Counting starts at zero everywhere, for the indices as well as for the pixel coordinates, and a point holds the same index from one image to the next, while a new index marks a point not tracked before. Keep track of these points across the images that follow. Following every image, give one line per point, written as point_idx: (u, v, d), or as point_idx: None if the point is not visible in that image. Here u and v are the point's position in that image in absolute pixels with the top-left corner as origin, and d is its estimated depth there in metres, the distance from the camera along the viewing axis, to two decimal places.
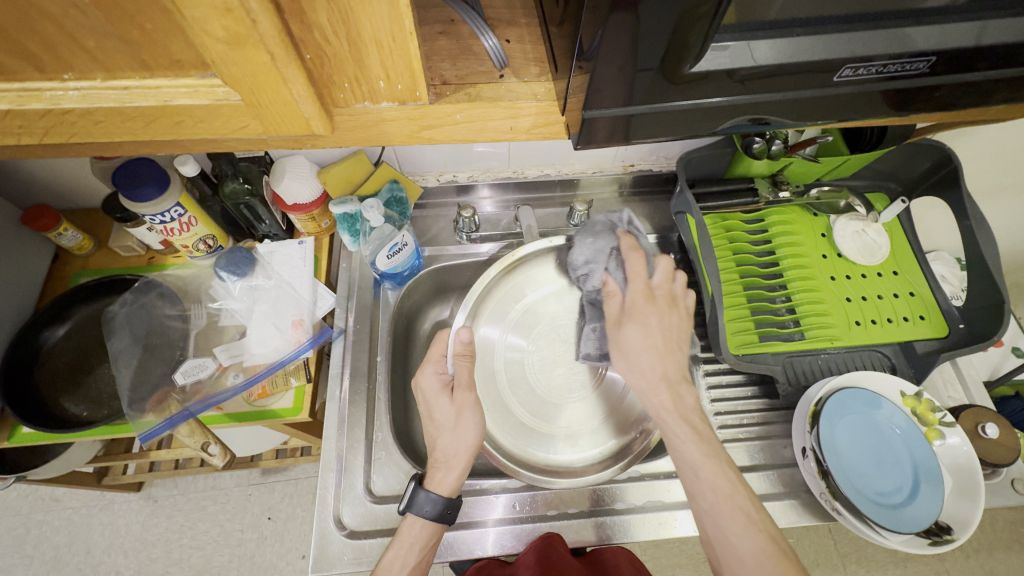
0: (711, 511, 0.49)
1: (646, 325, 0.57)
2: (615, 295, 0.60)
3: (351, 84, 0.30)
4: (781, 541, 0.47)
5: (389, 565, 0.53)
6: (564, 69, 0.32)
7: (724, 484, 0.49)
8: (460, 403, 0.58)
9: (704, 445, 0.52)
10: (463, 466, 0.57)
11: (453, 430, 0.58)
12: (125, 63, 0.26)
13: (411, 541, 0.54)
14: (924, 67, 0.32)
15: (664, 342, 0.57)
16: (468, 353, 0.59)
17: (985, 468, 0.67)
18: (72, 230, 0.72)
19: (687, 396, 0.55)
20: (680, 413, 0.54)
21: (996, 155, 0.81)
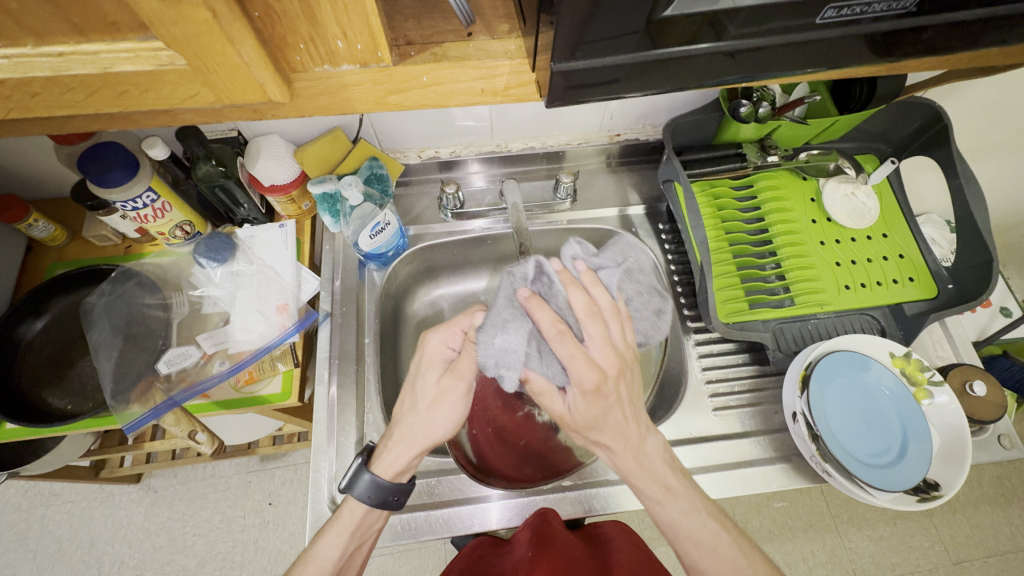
0: (696, 564, 0.49)
1: (602, 406, 0.46)
2: (547, 392, 0.49)
3: (307, 46, 0.28)
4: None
5: (326, 551, 0.52)
6: (532, 22, 0.30)
7: (705, 535, 0.49)
8: (443, 388, 0.54)
9: (680, 502, 0.50)
10: (416, 451, 0.54)
11: (428, 411, 0.54)
12: (55, 27, 0.24)
13: (347, 527, 0.53)
14: (910, 5, 0.30)
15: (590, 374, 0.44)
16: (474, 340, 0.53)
17: (972, 425, 0.68)
18: (43, 221, 0.69)
19: (651, 448, 0.50)
20: (648, 469, 0.49)
21: (986, 112, 0.80)
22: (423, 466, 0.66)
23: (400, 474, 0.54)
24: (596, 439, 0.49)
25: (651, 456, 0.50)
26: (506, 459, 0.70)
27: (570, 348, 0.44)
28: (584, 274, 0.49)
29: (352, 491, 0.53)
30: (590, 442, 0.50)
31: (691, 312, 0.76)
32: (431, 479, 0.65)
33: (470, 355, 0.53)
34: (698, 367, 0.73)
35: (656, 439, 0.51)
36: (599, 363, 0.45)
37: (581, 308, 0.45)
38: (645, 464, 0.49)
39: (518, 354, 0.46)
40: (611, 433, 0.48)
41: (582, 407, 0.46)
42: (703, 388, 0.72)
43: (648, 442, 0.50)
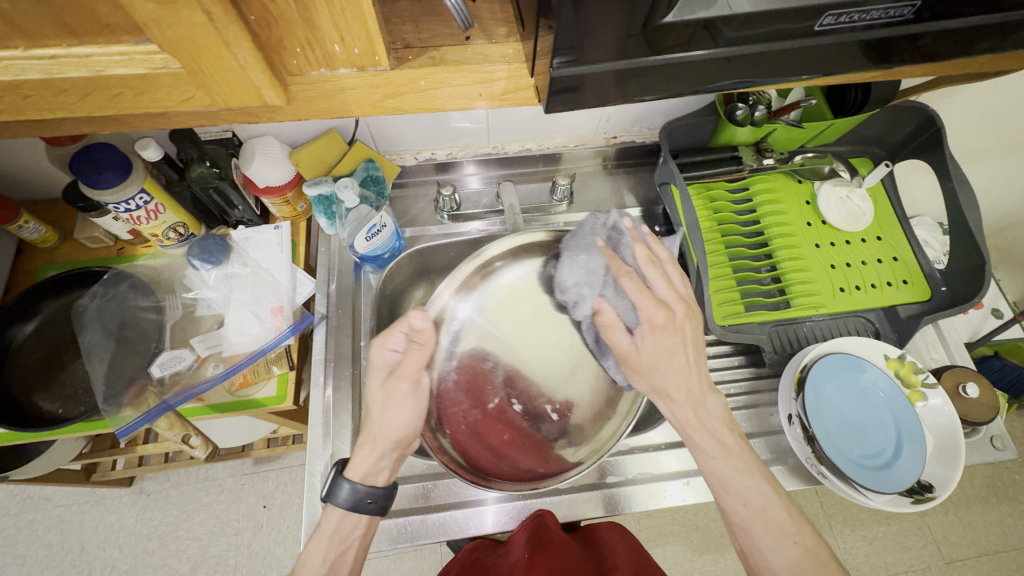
0: (744, 526, 0.48)
1: (668, 346, 0.48)
2: (614, 326, 0.50)
3: (304, 50, 0.28)
4: (826, 559, 0.46)
5: (310, 558, 0.52)
6: (530, 27, 0.30)
7: (757, 499, 0.48)
8: (389, 391, 0.52)
9: (733, 461, 0.49)
10: (382, 453, 0.53)
11: (382, 415, 0.53)
12: (48, 29, 0.24)
13: (332, 533, 0.52)
14: (907, 12, 0.31)
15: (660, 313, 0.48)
16: (419, 341, 0.51)
17: (965, 426, 0.69)
18: (34, 222, 0.68)
19: (713, 405, 0.50)
20: (707, 430, 0.49)
21: (978, 116, 0.81)
22: (419, 469, 0.66)
23: (371, 475, 0.53)
24: (657, 386, 0.50)
25: (712, 413, 0.50)
26: (498, 455, 0.61)
27: (636, 284, 0.48)
28: (649, 237, 0.55)
29: (336, 500, 0.52)
30: (652, 392, 0.51)
31: None
32: (427, 482, 0.65)
33: (414, 359, 0.52)
34: None
35: (719, 399, 0.50)
36: (665, 302, 0.49)
37: (643, 256, 0.50)
38: (705, 419, 0.49)
39: (596, 280, 0.53)
40: (675, 380, 0.49)
41: (647, 344, 0.48)
42: None
43: (710, 399, 0.50)
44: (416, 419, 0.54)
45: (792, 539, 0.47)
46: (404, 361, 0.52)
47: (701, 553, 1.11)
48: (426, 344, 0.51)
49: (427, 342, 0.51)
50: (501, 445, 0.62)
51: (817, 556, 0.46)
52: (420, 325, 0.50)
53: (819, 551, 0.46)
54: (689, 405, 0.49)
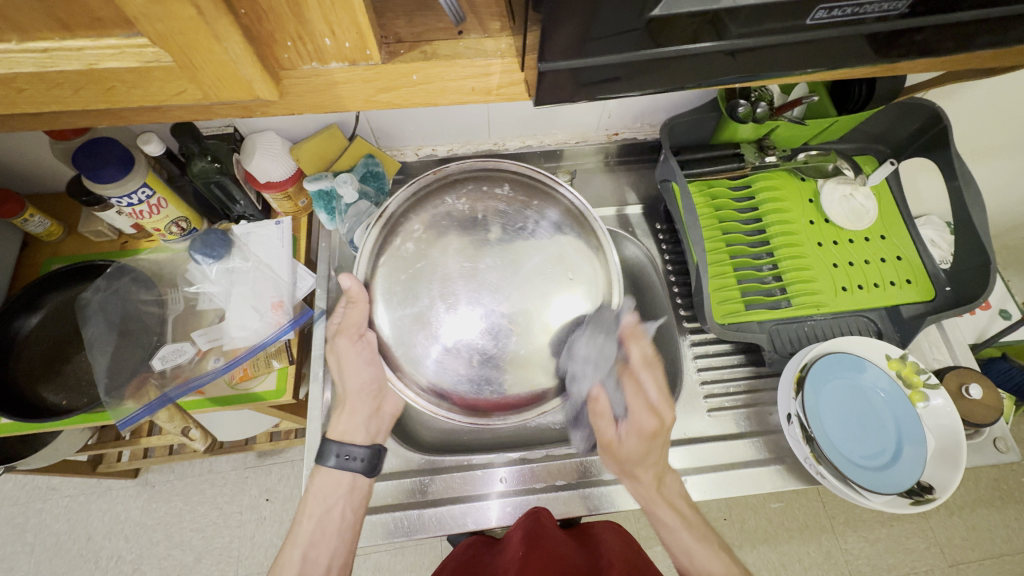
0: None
1: (646, 444, 0.54)
2: (605, 415, 0.55)
3: (295, 43, 0.28)
4: None
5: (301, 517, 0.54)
6: (522, 21, 0.30)
7: (720, 569, 0.51)
8: (338, 347, 0.56)
9: (695, 531, 0.53)
10: (354, 408, 0.58)
11: (344, 374, 0.57)
12: (40, 22, 0.24)
13: (322, 492, 0.54)
14: (902, 7, 0.30)
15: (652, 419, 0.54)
16: (355, 300, 0.53)
17: (968, 428, 0.68)
18: (39, 216, 0.69)
19: (672, 484, 0.56)
20: (668, 502, 0.54)
21: (986, 114, 0.79)
22: (416, 463, 0.66)
23: (347, 432, 0.57)
24: (628, 470, 0.55)
25: (671, 492, 0.55)
26: (479, 386, 0.53)
27: (633, 388, 0.55)
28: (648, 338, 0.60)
29: (324, 461, 0.55)
30: (620, 473, 0.56)
31: (688, 314, 0.76)
32: (426, 476, 0.65)
33: (353, 316, 0.54)
34: (694, 368, 0.73)
35: (678, 479, 0.56)
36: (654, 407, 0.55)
37: (637, 360, 0.56)
38: (666, 494, 0.55)
39: (598, 365, 0.54)
40: (644, 468, 0.54)
41: (627, 441, 0.54)
42: (698, 388, 0.71)
43: (670, 478, 0.56)
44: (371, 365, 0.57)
45: None
46: (344, 319, 0.54)
47: None
48: (359, 301, 0.53)
49: (359, 300, 0.53)
50: (476, 376, 0.53)
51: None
52: (349, 285, 0.52)
53: None
54: (651, 488, 0.55)
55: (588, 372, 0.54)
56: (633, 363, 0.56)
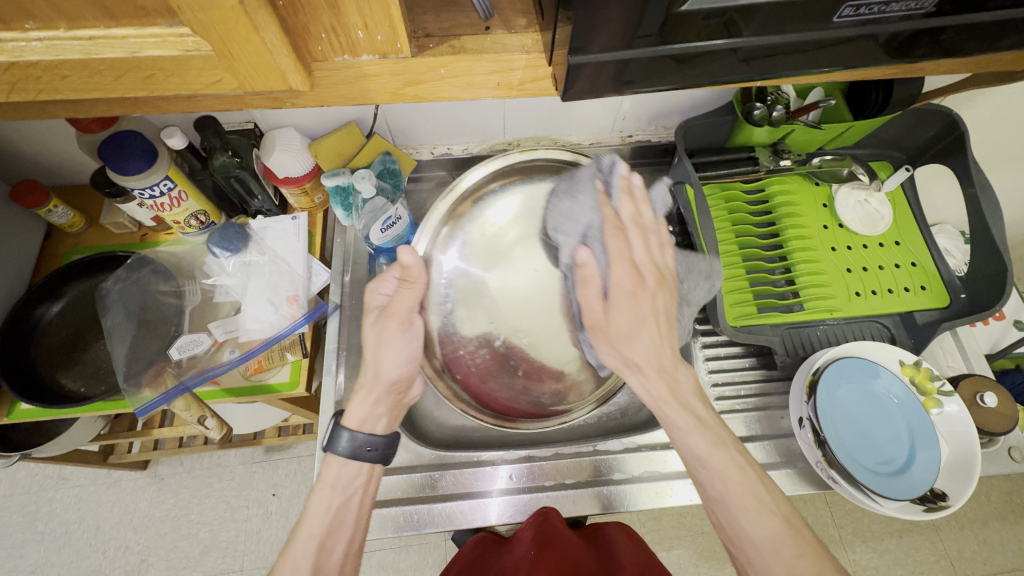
0: (722, 500, 0.43)
1: (636, 314, 0.46)
2: (591, 282, 0.48)
3: (329, 35, 0.29)
4: (799, 523, 0.42)
5: (314, 511, 0.50)
6: (550, 17, 0.31)
7: (734, 471, 0.43)
8: (381, 329, 0.55)
9: (710, 435, 0.44)
10: (378, 396, 0.55)
11: (377, 356, 0.55)
12: (87, 11, 0.25)
13: (333, 481, 0.51)
14: (928, 6, 0.30)
15: (646, 286, 0.47)
16: (407, 279, 0.53)
17: (982, 436, 0.67)
18: (63, 207, 0.71)
19: (685, 379, 0.47)
20: (680, 401, 0.45)
21: (1004, 121, 0.79)
22: (426, 459, 0.66)
23: (367, 422, 0.54)
24: (627, 358, 0.47)
25: (684, 387, 0.46)
26: (516, 393, 0.63)
27: (617, 241, 0.47)
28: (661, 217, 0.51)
29: (336, 449, 0.52)
30: (622, 367, 0.48)
31: (699, 316, 0.76)
32: (435, 472, 0.65)
33: (403, 299, 0.54)
34: (706, 370, 0.72)
35: (690, 371, 0.47)
36: (637, 268, 0.47)
37: (626, 215, 0.49)
38: (678, 391, 0.46)
39: (580, 224, 0.53)
40: (641, 348, 0.46)
41: (615, 311, 0.47)
42: (709, 391, 0.71)
43: (682, 373, 0.47)
44: (408, 357, 0.56)
45: (770, 509, 0.42)
46: (395, 302, 0.55)
47: (707, 559, 1.10)
48: (415, 283, 0.53)
49: (416, 282, 0.53)
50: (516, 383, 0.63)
51: (795, 527, 0.42)
52: (409, 263, 0.52)
53: (796, 519, 0.42)
54: (653, 366, 0.46)
55: (572, 238, 0.54)
56: (624, 219, 0.49)
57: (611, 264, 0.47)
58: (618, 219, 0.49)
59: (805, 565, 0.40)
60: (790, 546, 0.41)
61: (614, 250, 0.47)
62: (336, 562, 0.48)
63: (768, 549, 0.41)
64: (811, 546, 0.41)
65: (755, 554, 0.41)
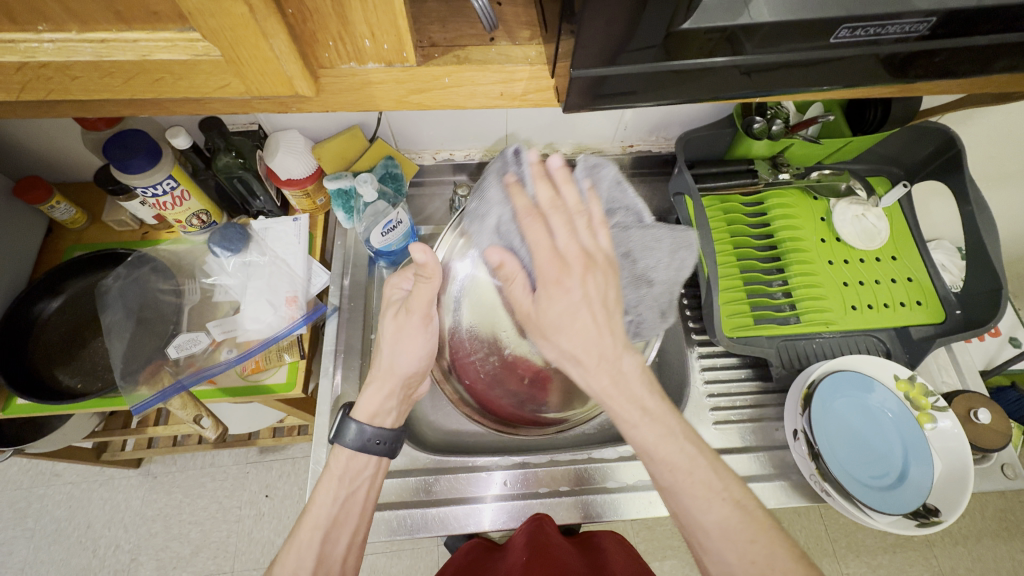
0: (672, 489, 0.42)
1: (567, 304, 0.41)
2: (514, 278, 0.46)
3: (337, 44, 0.29)
4: (753, 507, 0.41)
5: (320, 501, 0.50)
6: (554, 30, 0.31)
7: (683, 460, 0.42)
8: (400, 322, 0.54)
9: (656, 423, 0.42)
10: (391, 391, 0.55)
11: (393, 349, 0.55)
12: (100, 15, 0.25)
13: (339, 473, 0.51)
14: (924, 28, 0.31)
15: (573, 273, 0.41)
16: (426, 276, 0.49)
17: (975, 453, 0.68)
18: (65, 203, 0.71)
19: (631, 367, 0.42)
20: (625, 392, 0.42)
21: (1000, 141, 0.80)
22: (422, 463, 0.66)
23: (378, 416, 0.54)
24: (565, 351, 0.42)
25: (629, 378, 0.42)
26: (522, 402, 0.64)
27: (537, 230, 0.42)
28: (590, 193, 0.45)
29: (344, 440, 0.52)
30: (562, 360, 0.43)
31: (696, 326, 0.76)
32: (430, 476, 0.65)
33: (422, 292, 0.51)
34: (701, 380, 0.73)
35: (637, 356, 0.43)
36: (562, 255, 0.42)
37: (545, 200, 0.43)
38: (622, 382, 0.42)
39: (492, 221, 0.52)
40: (578, 341, 0.41)
41: (545, 303, 0.42)
42: (705, 401, 0.72)
43: (627, 360, 0.42)
44: (426, 352, 0.56)
45: (720, 496, 0.41)
46: (414, 295, 0.52)
47: None
48: (432, 279, 0.49)
49: (433, 277, 0.49)
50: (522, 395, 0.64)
51: (747, 511, 0.41)
52: (423, 260, 0.47)
53: (747, 503, 0.42)
54: (592, 359, 0.41)
55: (488, 235, 0.52)
56: (541, 204, 0.43)
57: (533, 255, 0.42)
58: (535, 204, 0.44)
59: (756, 549, 0.40)
60: (742, 532, 0.40)
61: (534, 241, 0.42)
62: (340, 552, 0.49)
63: (719, 536, 0.40)
64: (764, 531, 0.40)
65: (705, 539, 0.41)
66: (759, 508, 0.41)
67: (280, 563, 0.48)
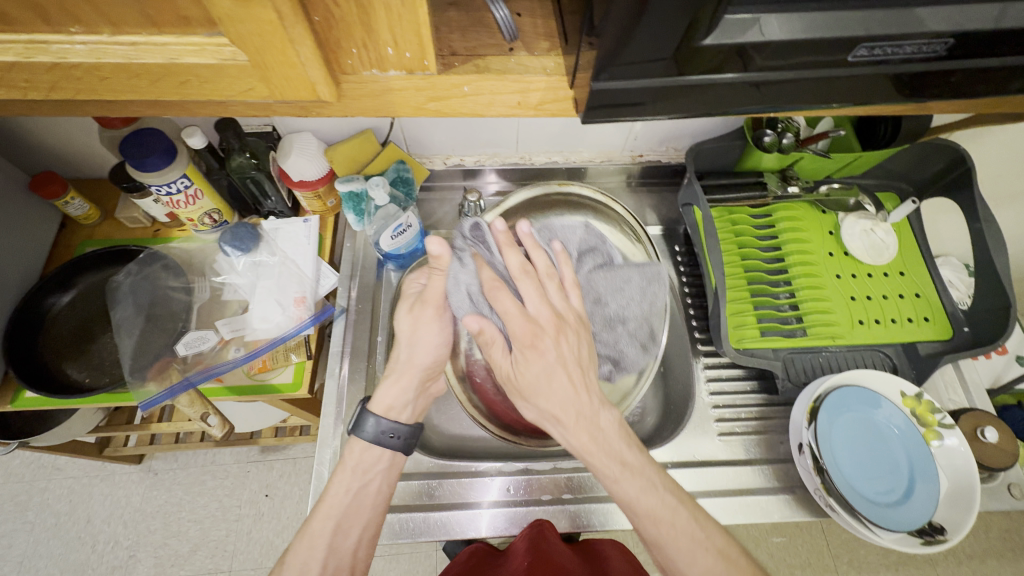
0: (658, 540, 0.45)
1: (544, 366, 0.45)
2: (492, 343, 0.47)
3: (360, 51, 0.30)
4: (730, 553, 0.46)
5: (334, 492, 0.51)
6: (575, 44, 0.32)
7: (665, 511, 0.46)
8: (416, 316, 0.55)
9: (639, 477, 0.46)
10: (409, 383, 0.55)
11: (410, 342, 0.55)
12: (131, 18, 0.26)
13: (354, 465, 0.52)
14: (942, 49, 0.31)
15: (545, 339, 0.45)
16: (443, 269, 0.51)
17: (982, 471, 0.67)
18: (79, 199, 0.72)
19: (607, 422, 0.46)
20: (605, 447, 0.46)
21: (1011, 159, 0.80)
22: (424, 467, 0.66)
23: (393, 409, 0.54)
24: (545, 411, 0.46)
25: (606, 433, 0.46)
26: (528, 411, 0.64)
27: (505, 299, 0.45)
28: (557, 254, 0.50)
29: (361, 432, 0.53)
30: (543, 419, 0.47)
31: (702, 336, 0.76)
32: (432, 480, 0.65)
33: (437, 286, 0.53)
34: (706, 391, 0.73)
35: (613, 412, 0.47)
36: (533, 318, 0.46)
37: (515, 268, 0.47)
38: (601, 437, 0.46)
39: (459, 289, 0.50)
40: (556, 400, 0.45)
41: (521, 365, 0.45)
42: (710, 412, 0.72)
43: (604, 416, 0.46)
44: (443, 343, 0.56)
45: (703, 546, 0.45)
46: (429, 289, 0.53)
47: None
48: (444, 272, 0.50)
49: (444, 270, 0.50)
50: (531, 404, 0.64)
51: (729, 559, 0.46)
52: (439, 252, 0.48)
53: (727, 549, 0.46)
54: (571, 417, 0.45)
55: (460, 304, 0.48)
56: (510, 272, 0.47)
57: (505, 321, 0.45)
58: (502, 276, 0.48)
59: None
60: None
61: (505, 310, 0.45)
62: (349, 546, 0.50)
63: None
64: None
65: None
66: (735, 552, 0.46)
67: (292, 553, 0.48)
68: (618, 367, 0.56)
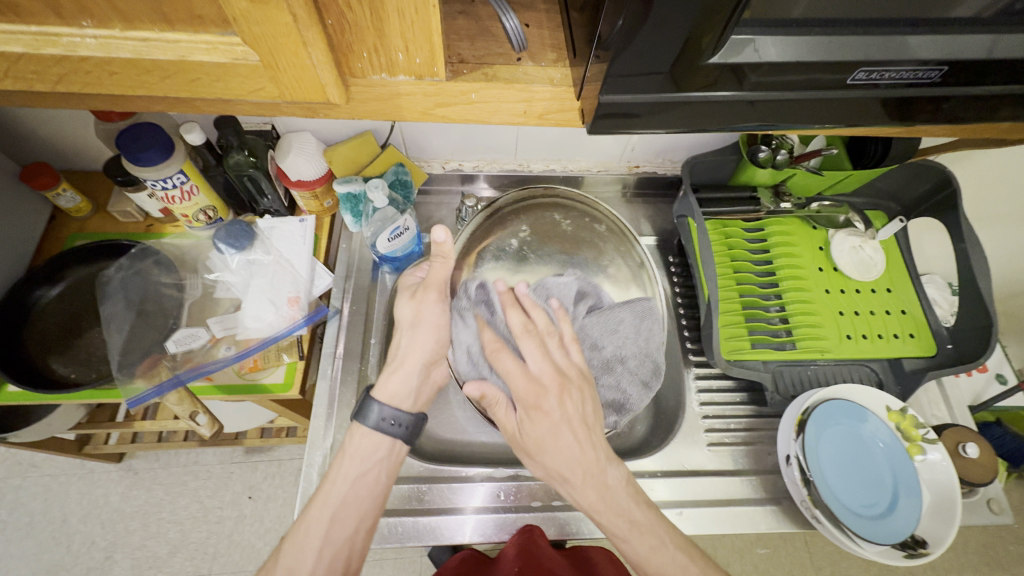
0: None
1: (548, 425, 0.47)
2: (497, 403, 0.50)
3: (370, 55, 0.30)
4: None
5: (334, 478, 0.51)
6: (583, 57, 0.33)
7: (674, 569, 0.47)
8: (419, 302, 0.55)
9: (648, 537, 0.47)
10: (409, 371, 0.55)
11: (412, 328, 0.55)
12: (145, 14, 0.26)
13: (353, 452, 0.51)
14: (936, 76, 0.33)
15: (547, 398, 0.48)
16: (444, 256, 0.53)
17: (963, 486, 0.68)
18: (71, 191, 0.71)
19: (615, 480, 0.48)
20: (613, 507, 0.48)
21: (994, 182, 0.83)
22: (414, 471, 0.66)
23: (396, 397, 0.55)
24: (552, 470, 0.48)
25: (615, 491, 0.48)
26: None
27: (507, 361, 0.49)
28: (556, 310, 0.52)
29: (364, 420, 0.53)
30: (551, 477, 0.49)
31: (694, 347, 0.77)
32: (421, 485, 0.65)
33: (439, 271, 0.54)
34: (696, 401, 0.73)
35: (621, 468, 0.49)
36: (535, 378, 0.48)
37: (516, 327, 0.50)
38: (609, 496, 0.48)
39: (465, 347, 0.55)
40: (562, 459, 0.47)
41: (527, 425, 0.48)
42: (700, 422, 0.72)
43: (611, 473, 0.48)
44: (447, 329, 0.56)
45: None
46: (430, 274, 0.55)
47: None
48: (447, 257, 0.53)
49: (448, 255, 0.53)
50: None
51: None
52: (442, 239, 0.51)
53: None
54: (576, 476, 0.47)
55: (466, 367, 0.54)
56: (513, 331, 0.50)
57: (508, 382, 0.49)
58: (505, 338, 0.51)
59: None
60: None
61: (507, 371, 0.49)
62: (342, 539, 0.49)
63: None
64: None
65: None
66: None
67: (290, 541, 0.49)
68: (622, 414, 0.56)
